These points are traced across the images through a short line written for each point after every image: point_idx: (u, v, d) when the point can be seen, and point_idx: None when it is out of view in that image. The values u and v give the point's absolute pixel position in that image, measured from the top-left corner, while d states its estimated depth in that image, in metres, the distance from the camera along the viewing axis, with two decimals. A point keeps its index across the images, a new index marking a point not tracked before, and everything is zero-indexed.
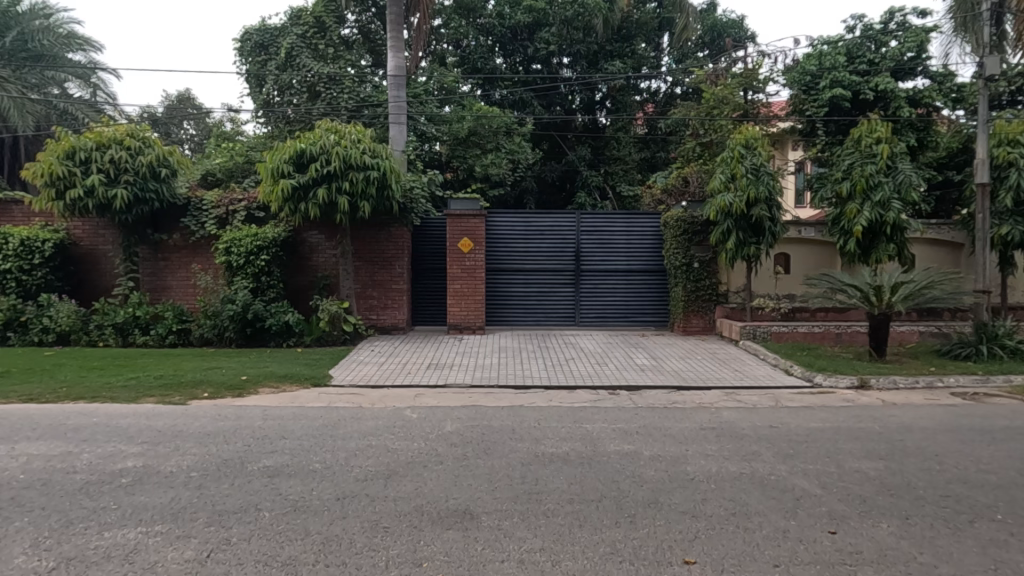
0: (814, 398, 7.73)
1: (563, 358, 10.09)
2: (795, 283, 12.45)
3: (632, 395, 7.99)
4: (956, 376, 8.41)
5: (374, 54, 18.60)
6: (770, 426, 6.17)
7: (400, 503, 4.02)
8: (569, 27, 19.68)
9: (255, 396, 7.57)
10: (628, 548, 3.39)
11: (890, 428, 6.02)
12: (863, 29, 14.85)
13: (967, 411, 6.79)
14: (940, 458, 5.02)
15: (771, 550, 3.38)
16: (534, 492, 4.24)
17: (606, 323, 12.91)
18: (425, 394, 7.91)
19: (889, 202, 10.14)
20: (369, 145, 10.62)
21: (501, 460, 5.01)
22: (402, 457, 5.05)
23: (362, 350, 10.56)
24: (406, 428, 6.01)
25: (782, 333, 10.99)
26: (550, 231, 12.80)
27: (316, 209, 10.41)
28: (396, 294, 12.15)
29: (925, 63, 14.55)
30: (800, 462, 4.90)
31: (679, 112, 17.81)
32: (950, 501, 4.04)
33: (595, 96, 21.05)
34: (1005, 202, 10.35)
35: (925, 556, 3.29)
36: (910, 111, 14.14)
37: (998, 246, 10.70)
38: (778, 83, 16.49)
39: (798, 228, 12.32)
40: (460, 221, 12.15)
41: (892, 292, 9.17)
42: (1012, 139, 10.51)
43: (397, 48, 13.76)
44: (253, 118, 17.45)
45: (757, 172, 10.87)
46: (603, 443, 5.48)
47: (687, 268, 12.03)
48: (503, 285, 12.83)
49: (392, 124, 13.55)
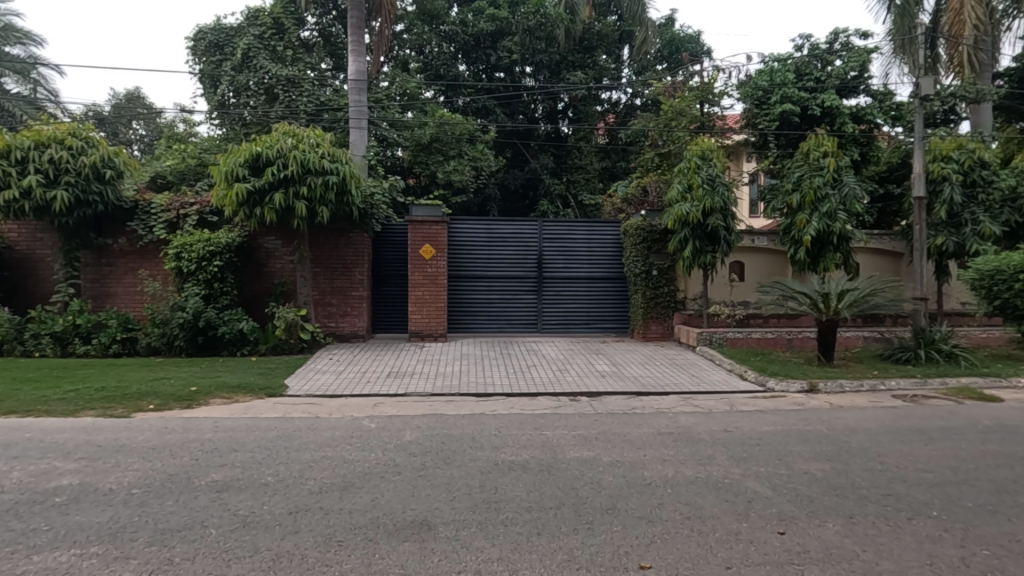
0: (766, 402, 7.98)
1: (524, 365, 10.07)
2: (749, 290, 12.82)
3: (592, 401, 8.08)
4: (898, 379, 8.84)
5: (335, 57, 18.38)
6: (724, 430, 6.31)
7: (355, 516, 3.92)
8: (532, 36, 19.88)
9: (205, 408, 7.29)
10: (585, 555, 3.41)
11: (836, 430, 6.27)
12: (811, 48, 15.50)
13: (906, 413, 7.14)
14: (882, 458, 5.26)
15: (724, 552, 3.45)
16: (493, 501, 4.22)
17: (568, 330, 13.00)
18: (385, 403, 7.78)
19: (835, 213, 10.59)
20: (329, 149, 10.41)
21: (461, 468, 4.97)
22: (359, 469, 4.94)
23: (320, 359, 10.32)
24: (365, 439, 5.90)
25: (737, 338, 11.30)
26: (512, 238, 12.85)
27: (272, 214, 10.16)
28: (356, 302, 11.94)
29: (867, 82, 15.28)
30: (752, 465, 5.04)
31: (638, 123, 18.20)
32: (891, 500, 4.23)
33: (557, 106, 21.22)
34: (940, 214, 11.03)
35: (868, 554, 3.42)
36: (854, 127, 14.82)
37: (935, 256, 11.35)
38: (732, 97, 17.06)
39: (752, 237, 12.76)
40: (421, 228, 12.05)
41: (839, 299, 9.60)
42: (945, 156, 11.27)
43: (358, 53, 13.55)
44: (207, 118, 16.92)
45: (713, 181, 11.14)
46: (562, 450, 5.50)
47: (645, 276, 12.30)
48: (465, 293, 12.77)
49: (353, 128, 13.35)
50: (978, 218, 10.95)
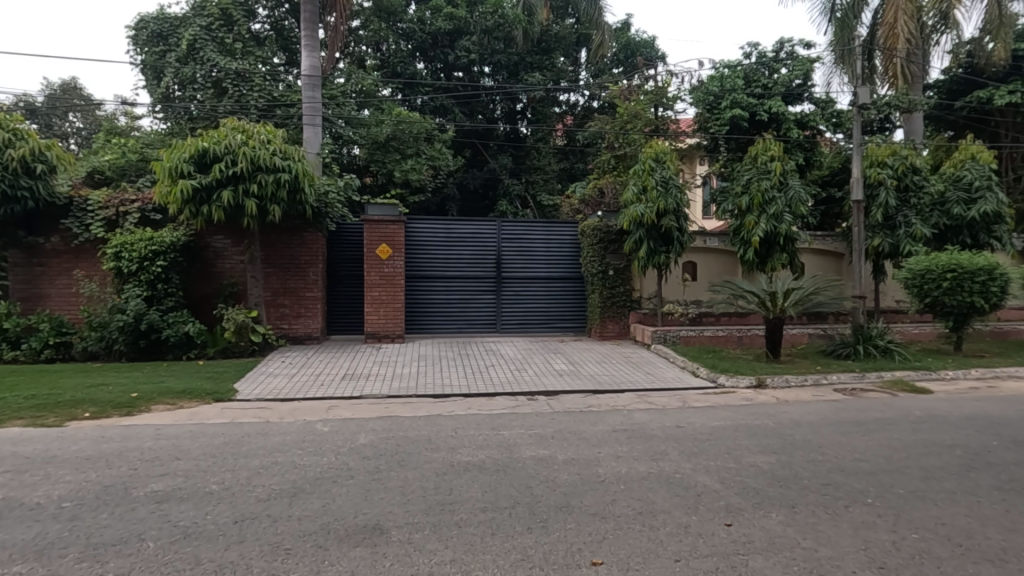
0: (717, 398, 8.24)
1: (482, 365, 10.06)
2: (702, 289, 13.19)
3: (549, 400, 8.14)
4: (839, 373, 9.27)
5: (287, 52, 17.93)
6: (676, 426, 6.47)
7: (304, 523, 3.82)
8: (490, 37, 19.93)
9: (147, 415, 6.95)
10: (538, 554, 3.42)
11: (781, 424, 6.53)
12: (758, 55, 16.10)
13: (846, 406, 7.50)
14: (823, 449, 5.51)
15: (674, 545, 3.53)
16: (448, 502, 4.18)
17: (527, 330, 13.05)
18: (339, 406, 7.61)
19: (781, 215, 11.01)
20: (281, 146, 10.08)
21: (416, 471, 4.91)
22: (310, 474, 4.81)
23: (271, 361, 10.00)
24: (317, 443, 5.75)
25: (690, 336, 11.62)
26: (471, 238, 12.80)
27: (220, 212, 9.79)
28: (310, 302, 11.64)
29: (810, 90, 15.95)
30: (702, 460, 5.19)
31: (594, 125, 18.45)
32: (830, 489, 4.44)
33: (516, 106, 21.30)
34: (877, 217, 11.65)
35: (808, 541, 3.57)
36: (799, 133, 15.46)
37: (872, 256, 11.98)
38: (685, 101, 17.52)
39: (704, 238, 13.14)
40: (377, 227, 11.86)
41: (785, 298, 9.98)
42: (881, 162, 11.93)
43: (311, 47, 13.18)
44: (150, 111, 16.19)
45: (667, 184, 11.40)
46: (519, 449, 5.52)
47: (602, 275, 12.49)
48: (423, 293, 12.64)
49: (306, 125, 13.02)
50: (911, 221, 11.62)
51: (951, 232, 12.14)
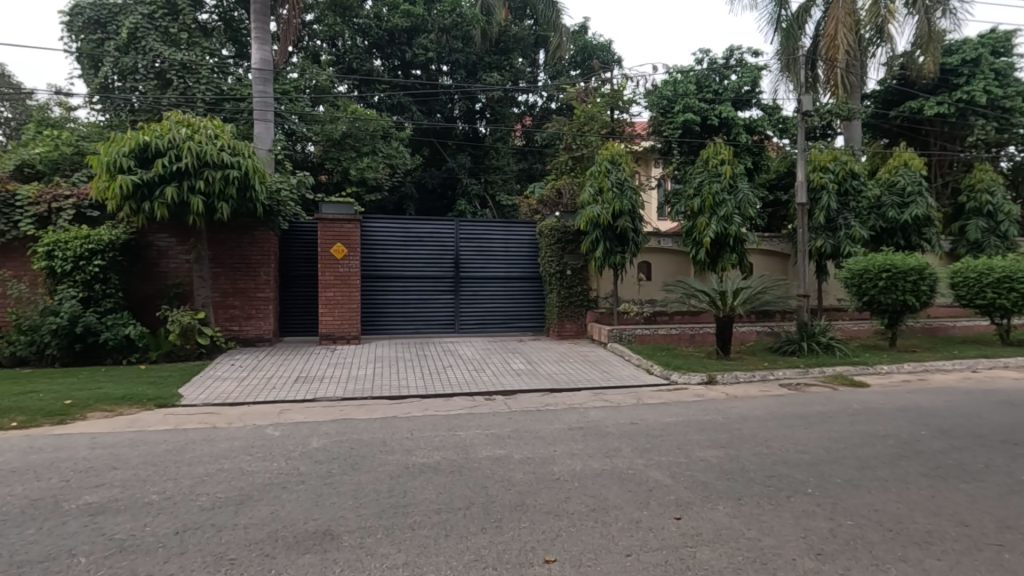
0: (670, 394, 8.44)
1: (440, 365, 10.00)
2: (656, 289, 13.50)
3: (507, 399, 8.16)
4: (784, 369, 9.66)
5: (236, 44, 17.33)
6: (630, 423, 6.60)
7: (251, 531, 3.69)
8: (448, 35, 19.82)
9: (82, 422, 6.59)
10: (492, 553, 3.42)
11: (730, 418, 6.76)
12: (709, 62, 16.61)
13: (791, 400, 7.82)
14: (768, 442, 5.73)
15: (625, 540, 3.60)
16: (402, 505, 4.13)
17: (486, 330, 13.04)
18: (291, 409, 7.41)
19: (731, 217, 11.38)
20: (229, 141, 9.70)
21: (370, 474, 4.83)
22: (259, 480, 4.66)
23: (220, 365, 9.64)
24: (267, 448, 5.58)
25: (645, 334, 11.86)
26: (429, 238, 12.68)
27: (163, 210, 9.36)
28: (261, 303, 11.27)
29: (758, 96, 16.50)
30: (654, 455, 5.31)
31: (553, 126, 18.59)
32: (774, 480, 4.62)
33: (475, 106, 21.25)
34: (820, 219, 12.23)
35: (752, 532, 3.70)
36: (748, 138, 16.00)
37: (816, 257, 12.55)
38: (640, 105, 17.89)
39: (658, 239, 13.45)
40: (332, 226, 11.60)
41: (734, 297, 10.32)
42: (823, 167, 12.51)
43: (262, 40, 12.76)
44: (87, 102, 15.33)
45: (622, 185, 11.61)
46: (475, 450, 5.51)
47: (560, 275, 12.62)
48: (380, 293, 12.45)
49: (257, 120, 12.62)
50: (850, 223, 12.21)
51: (886, 234, 12.83)
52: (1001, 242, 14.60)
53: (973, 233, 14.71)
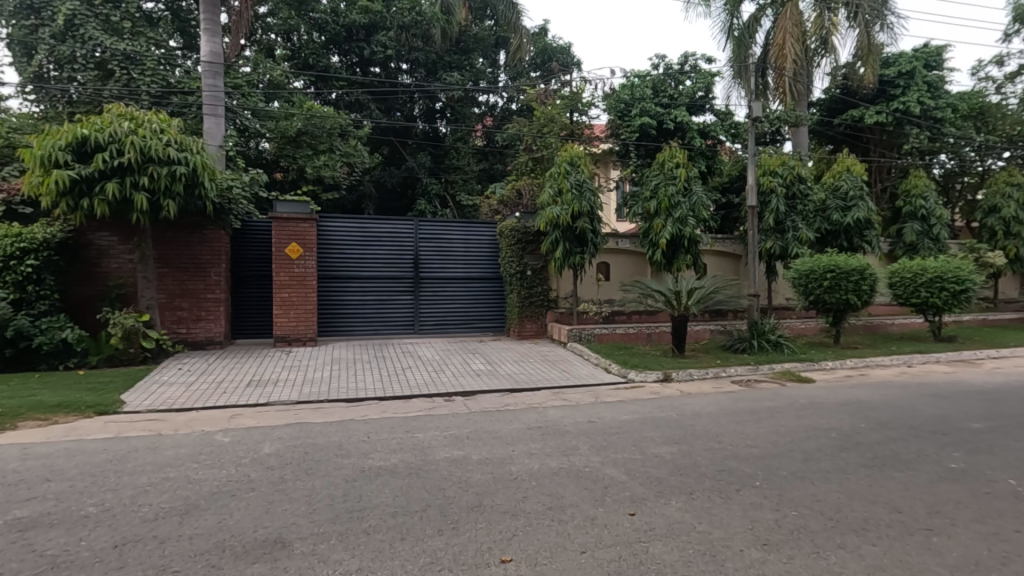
0: (627, 392, 8.60)
1: (399, 367, 9.87)
2: (614, 289, 13.73)
3: (466, 400, 8.13)
4: (736, 366, 9.99)
5: (184, 35, 16.64)
6: (588, 421, 6.69)
7: (196, 542, 3.56)
8: (407, 33, 19.61)
9: (13, 433, 6.19)
10: (448, 555, 3.40)
11: (684, 415, 6.94)
12: (665, 67, 17.00)
13: (742, 396, 8.09)
14: (719, 437, 5.90)
15: (580, 537, 3.64)
16: (357, 510, 4.06)
17: (446, 330, 12.97)
18: (243, 415, 7.16)
19: (686, 219, 11.67)
20: (176, 136, 9.28)
21: (324, 479, 4.73)
22: (207, 488, 4.49)
23: (166, 369, 9.24)
24: (216, 455, 5.39)
25: (603, 334, 12.03)
26: (387, 238, 12.51)
27: (103, 207, 8.90)
28: (212, 305, 10.87)
29: (712, 102, 16.97)
30: (611, 453, 5.40)
31: (513, 127, 18.65)
32: (724, 475, 4.77)
33: (435, 105, 21.11)
34: (769, 221, 12.71)
35: (702, 525, 3.81)
36: (701, 142, 16.42)
37: (766, 258, 13.03)
38: (599, 107, 18.16)
39: (616, 240, 13.68)
40: (287, 225, 11.28)
41: (689, 297, 10.59)
42: (772, 171, 13.00)
43: (212, 32, 12.28)
44: (19, 92, 14.41)
45: (581, 187, 11.74)
46: (432, 451, 5.47)
47: (520, 276, 12.67)
48: (337, 294, 12.21)
49: (207, 115, 12.16)
50: (798, 225, 12.72)
51: (831, 236, 13.43)
52: (934, 244, 15.51)
53: (909, 235, 15.56)
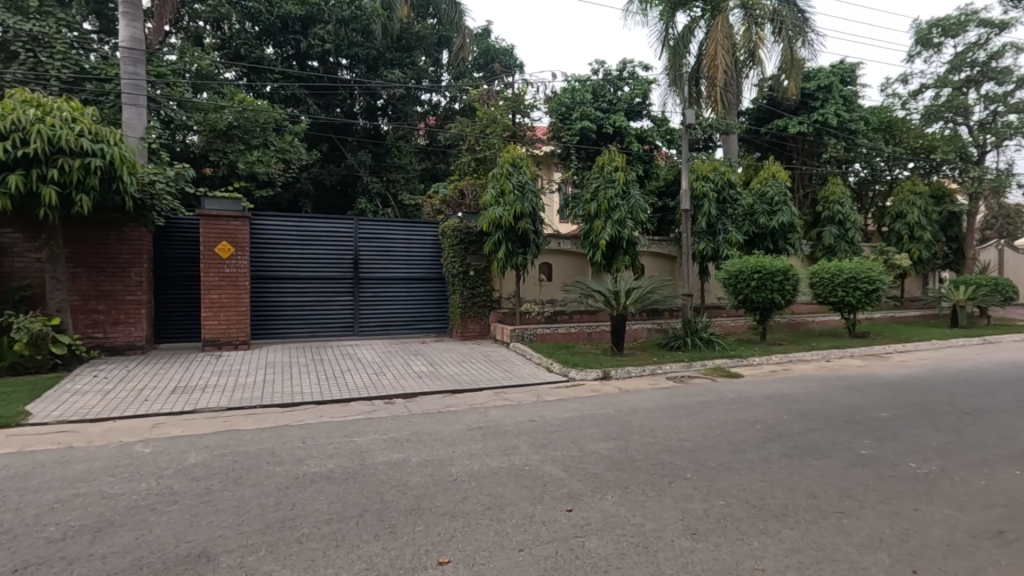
0: (568, 391, 8.75)
1: (337, 370, 9.59)
2: (556, 289, 13.94)
3: (407, 402, 8.02)
4: (672, 364, 10.36)
5: (101, 18, 15.50)
6: (529, 420, 6.75)
7: (110, 561, 3.33)
8: (347, 28, 19.14)
9: None
10: (384, 560, 3.35)
11: (622, 411, 7.14)
12: (605, 73, 17.44)
13: (676, 392, 8.42)
14: (655, 432, 6.11)
15: (519, 535, 3.67)
16: (290, 518, 3.92)
17: (387, 332, 12.73)
18: (166, 423, 6.76)
19: (624, 221, 12.00)
20: (90, 126, 8.61)
21: (254, 488, 4.53)
22: (124, 503, 4.21)
23: (80, 377, 8.58)
24: (136, 466, 5.06)
25: (545, 334, 12.19)
26: (326, 237, 12.14)
27: (5, 201, 8.15)
28: (132, 307, 10.19)
29: (649, 108, 17.53)
30: (550, 451, 5.47)
31: (456, 127, 18.60)
32: (658, 468, 4.94)
33: (376, 102, 20.72)
34: (702, 224, 13.31)
35: (636, 518, 3.93)
36: (639, 147, 17.00)
37: (699, 260, 13.63)
38: (541, 110, 18.39)
39: (558, 241, 13.88)
40: (216, 223, 10.72)
41: (627, 297, 10.88)
42: (705, 176, 13.61)
43: (132, 16, 11.45)
44: None
45: (523, 188, 11.83)
46: (371, 455, 5.36)
47: (463, 276, 12.62)
48: (272, 295, 11.74)
49: (126, 105, 11.40)
50: (727, 228, 13.39)
51: (758, 239, 14.21)
52: (849, 247, 16.69)
53: (828, 239, 16.68)
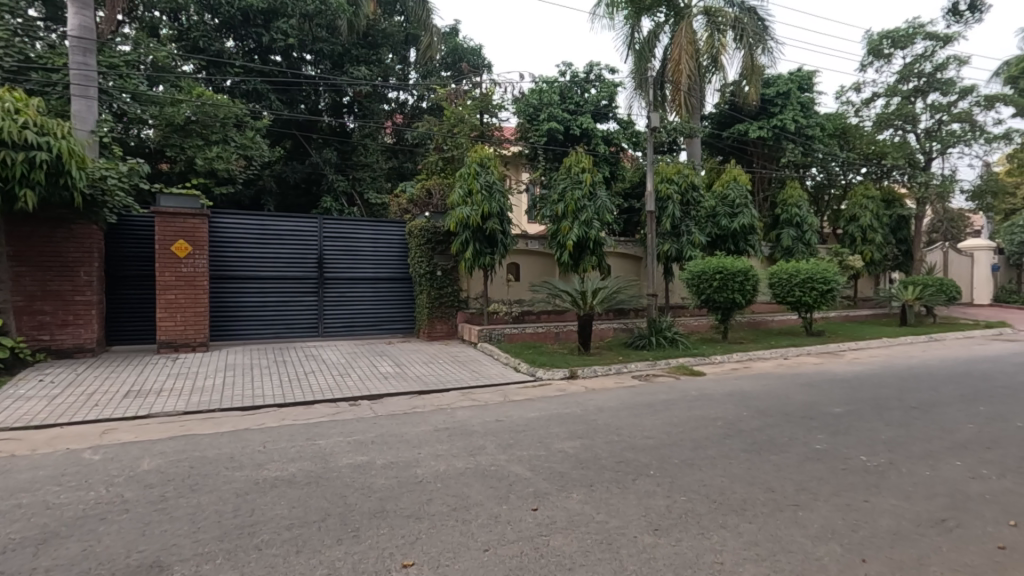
0: (535, 390, 8.79)
1: (300, 372, 9.39)
2: (524, 289, 13.99)
3: (373, 403, 7.91)
4: (637, 363, 10.53)
5: (47, 4, 14.78)
6: (495, 420, 6.74)
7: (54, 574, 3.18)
8: (311, 22, 18.74)
9: None
10: (347, 565, 3.30)
11: (588, 410, 7.22)
12: (572, 75, 17.60)
13: (641, 390, 8.56)
14: (620, 430, 6.19)
15: (483, 535, 3.67)
16: (249, 524, 3.82)
17: (353, 333, 12.53)
18: (118, 429, 6.49)
19: (591, 222, 12.12)
20: (35, 117, 8.18)
21: (211, 494, 4.40)
22: (70, 513, 4.02)
23: (24, 381, 8.15)
24: (84, 475, 4.84)
25: (513, 334, 12.21)
26: (289, 236, 11.87)
27: None
28: (82, 308, 9.74)
29: (615, 111, 17.77)
30: (517, 450, 5.48)
31: (423, 126, 18.47)
32: (623, 466, 5.01)
33: (342, 99, 20.39)
34: (666, 226, 13.57)
35: (600, 515, 3.98)
36: (605, 149, 17.24)
37: (664, 260, 13.89)
38: (509, 110, 18.42)
39: (526, 241, 13.93)
40: (172, 220, 10.35)
41: (594, 297, 10.98)
42: (669, 178, 13.88)
43: (82, 4, 10.92)
44: None
45: (491, 188, 11.81)
46: (335, 458, 5.26)
47: (430, 276, 12.53)
48: (233, 295, 11.41)
49: (75, 96, 10.88)
50: (691, 230, 13.69)
51: (720, 240, 14.58)
52: (806, 248, 17.26)
53: (786, 240, 17.22)
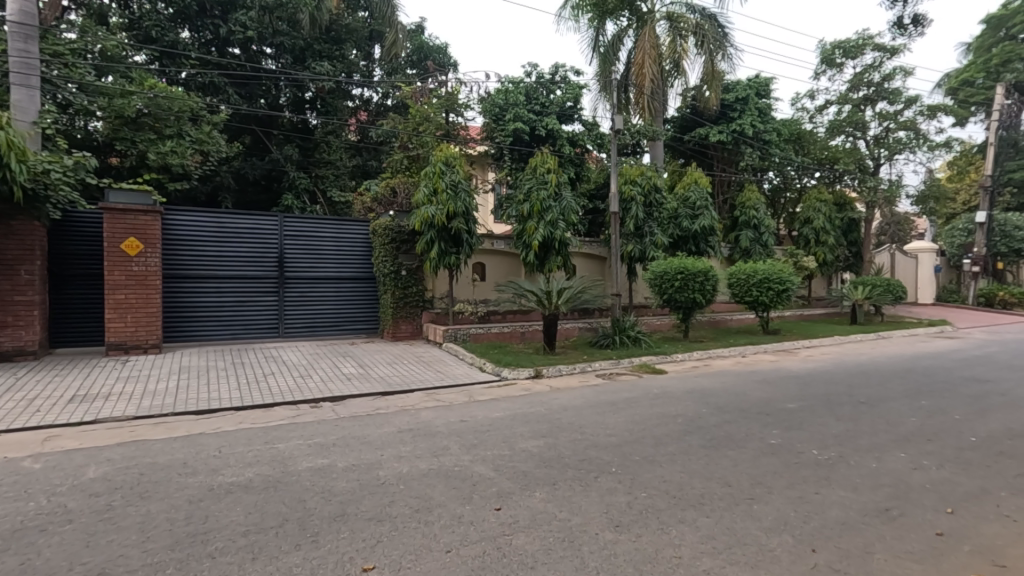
0: (500, 390, 8.80)
1: (260, 373, 9.13)
2: (489, 289, 13.98)
3: (335, 405, 7.77)
4: (601, 361, 10.66)
5: None
6: (460, 421, 6.72)
7: None
8: (271, 15, 18.23)
9: None
10: (305, 571, 3.23)
11: (552, 409, 7.27)
12: (537, 76, 17.66)
13: (605, 389, 8.67)
14: (584, 429, 6.25)
15: (446, 536, 3.65)
16: (203, 532, 3.70)
17: (315, 333, 12.27)
18: (62, 435, 6.18)
19: (556, 222, 12.20)
20: None
21: (162, 501, 4.23)
22: (6, 525, 3.80)
23: None
24: (23, 484, 4.58)
25: (479, 334, 12.18)
26: (247, 234, 11.53)
27: None
28: (23, 309, 9.25)
29: (580, 112, 17.93)
30: (481, 450, 5.47)
31: (387, 124, 18.23)
32: (586, 464, 5.06)
33: (303, 95, 19.93)
34: (629, 227, 13.77)
35: (563, 513, 4.01)
36: (571, 150, 17.39)
37: (628, 260, 14.10)
38: (475, 110, 18.35)
39: (491, 241, 13.93)
40: (122, 217, 9.91)
41: (559, 297, 11.06)
42: (633, 180, 14.10)
43: None
44: None
45: (456, 188, 11.73)
46: (294, 462, 5.15)
47: (394, 275, 12.38)
48: (188, 295, 11.02)
49: (15, 85, 10.35)
50: (654, 231, 13.93)
51: (682, 242, 14.91)
52: (763, 250, 17.79)
53: (744, 242, 17.72)
